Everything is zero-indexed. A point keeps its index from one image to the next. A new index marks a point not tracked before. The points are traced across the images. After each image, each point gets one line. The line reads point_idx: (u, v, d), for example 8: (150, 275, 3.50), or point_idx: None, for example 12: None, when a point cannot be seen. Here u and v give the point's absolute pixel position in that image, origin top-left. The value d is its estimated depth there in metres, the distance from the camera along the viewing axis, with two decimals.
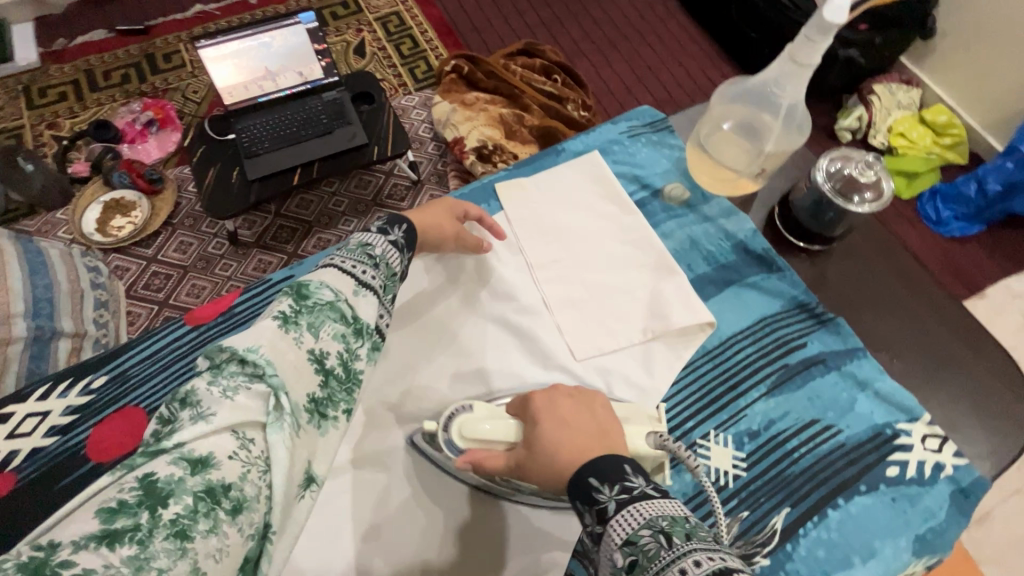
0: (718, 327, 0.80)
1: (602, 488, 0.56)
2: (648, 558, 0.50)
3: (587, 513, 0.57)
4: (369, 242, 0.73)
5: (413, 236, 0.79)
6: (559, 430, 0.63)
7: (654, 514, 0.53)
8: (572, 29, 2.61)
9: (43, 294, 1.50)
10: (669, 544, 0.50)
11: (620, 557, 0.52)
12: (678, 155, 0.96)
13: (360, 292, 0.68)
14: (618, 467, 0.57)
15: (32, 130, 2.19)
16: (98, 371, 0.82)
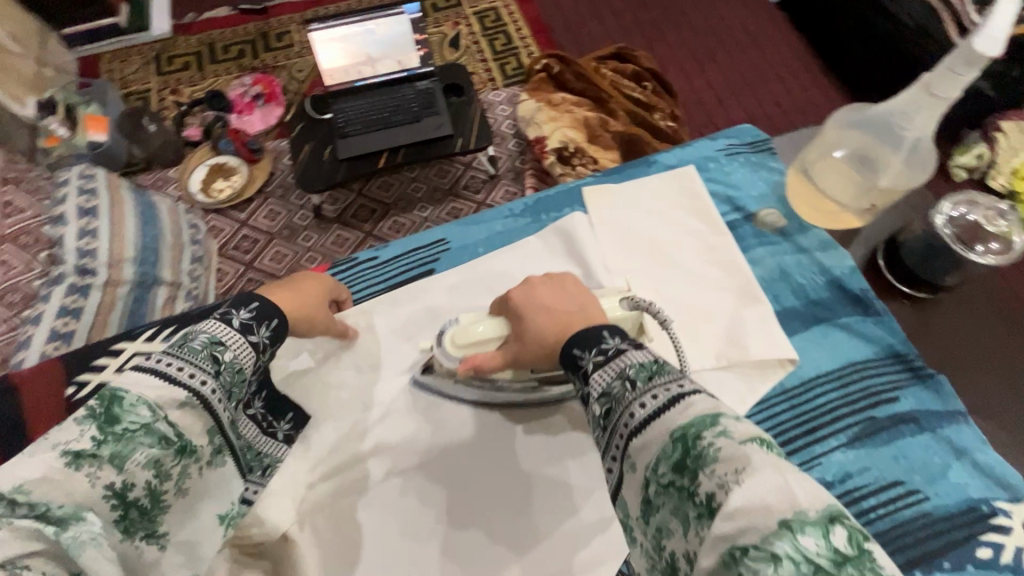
0: (800, 366, 0.75)
1: (581, 354, 0.60)
2: (616, 400, 0.54)
3: (576, 381, 0.60)
4: (220, 338, 0.62)
5: (279, 332, 0.69)
6: (541, 312, 0.68)
7: (625, 365, 0.55)
8: (669, 36, 2.54)
9: (150, 243, 1.74)
10: (633, 386, 0.54)
11: (597, 407, 0.56)
12: (778, 179, 0.89)
13: (190, 406, 0.57)
14: (596, 334, 0.60)
15: (158, 95, 2.41)
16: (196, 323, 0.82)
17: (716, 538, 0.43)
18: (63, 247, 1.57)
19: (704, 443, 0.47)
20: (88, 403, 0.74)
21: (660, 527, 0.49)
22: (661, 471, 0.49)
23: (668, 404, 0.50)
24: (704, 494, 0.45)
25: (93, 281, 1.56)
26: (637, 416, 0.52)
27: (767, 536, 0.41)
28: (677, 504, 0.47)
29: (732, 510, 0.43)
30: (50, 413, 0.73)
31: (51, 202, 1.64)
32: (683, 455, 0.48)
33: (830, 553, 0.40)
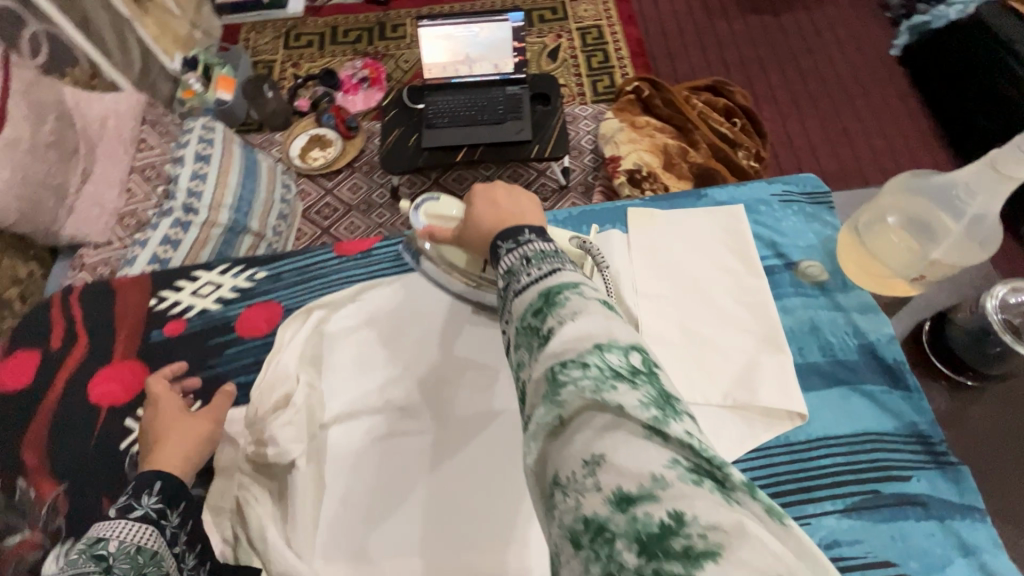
0: (809, 423, 0.73)
1: (498, 244, 0.60)
2: (511, 274, 0.55)
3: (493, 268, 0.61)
4: (99, 537, 0.61)
5: (171, 491, 0.66)
6: (485, 208, 0.69)
7: (529, 250, 0.56)
8: (771, 76, 2.47)
9: (247, 195, 1.95)
10: (527, 261, 0.55)
11: (501, 281, 0.57)
12: (830, 234, 0.86)
13: None
14: (519, 230, 0.60)
15: (281, 66, 2.68)
16: (263, 266, 0.89)
17: (546, 358, 0.45)
18: (177, 186, 1.84)
19: (562, 296, 0.49)
20: (170, 315, 0.85)
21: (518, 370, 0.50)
22: (524, 318, 0.49)
23: (544, 274, 0.52)
24: (548, 329, 0.47)
25: (194, 219, 1.80)
26: (525, 281, 0.53)
27: (583, 353, 0.43)
28: (528, 345, 0.48)
29: (566, 339, 0.45)
30: (136, 316, 0.86)
31: (176, 146, 1.91)
32: (542, 304, 0.49)
33: (629, 366, 0.42)
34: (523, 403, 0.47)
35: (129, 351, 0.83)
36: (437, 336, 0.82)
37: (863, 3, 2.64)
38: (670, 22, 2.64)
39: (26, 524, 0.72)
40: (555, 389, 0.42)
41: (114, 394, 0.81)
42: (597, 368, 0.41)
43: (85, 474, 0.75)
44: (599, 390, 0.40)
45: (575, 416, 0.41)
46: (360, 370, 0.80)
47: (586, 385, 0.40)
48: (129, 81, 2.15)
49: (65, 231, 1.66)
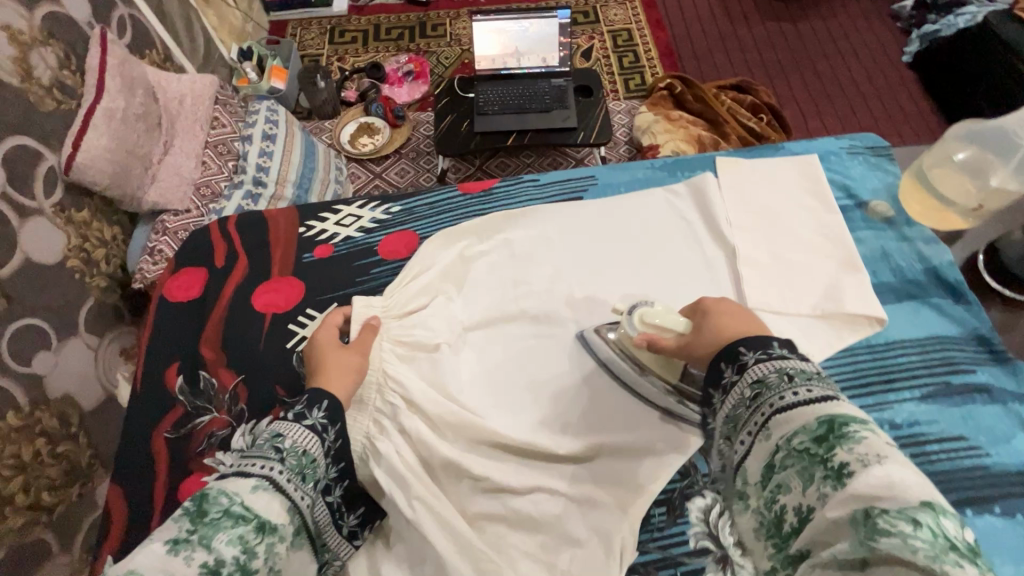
0: (887, 328, 0.86)
1: (742, 347, 0.68)
2: (769, 387, 0.63)
3: (728, 369, 0.69)
4: (280, 432, 0.68)
5: (334, 411, 0.73)
6: (721, 317, 0.74)
7: (784, 364, 0.64)
8: (792, 77, 2.65)
9: (308, 173, 2.06)
10: (789, 377, 0.62)
11: (748, 391, 0.65)
12: (891, 180, 1.04)
13: (263, 488, 0.61)
14: (763, 342, 0.69)
15: (327, 60, 2.82)
16: (398, 201, 1.03)
17: (848, 498, 0.50)
18: (246, 160, 1.93)
19: (849, 429, 0.55)
20: (318, 240, 0.97)
21: (783, 485, 0.58)
22: (797, 439, 0.57)
23: (817, 399, 0.59)
24: (837, 462, 0.53)
25: (263, 193, 1.92)
26: (785, 400, 0.60)
27: (906, 508, 0.47)
28: (802, 468, 0.56)
29: (869, 482, 0.50)
30: (288, 240, 0.97)
31: (245, 125, 2.03)
32: (824, 433, 0.56)
33: (966, 540, 0.45)
34: (798, 531, 0.55)
35: (285, 270, 0.94)
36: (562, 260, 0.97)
37: (875, 13, 2.84)
38: (696, 27, 2.82)
39: (213, 407, 0.82)
40: (867, 528, 0.47)
41: (274, 304, 0.91)
42: (931, 531, 0.45)
43: (258, 369, 0.85)
44: (927, 555, 0.44)
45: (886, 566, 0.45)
46: (501, 287, 0.96)
47: (920, 549, 0.44)
48: (194, 66, 2.27)
49: (148, 198, 1.75)
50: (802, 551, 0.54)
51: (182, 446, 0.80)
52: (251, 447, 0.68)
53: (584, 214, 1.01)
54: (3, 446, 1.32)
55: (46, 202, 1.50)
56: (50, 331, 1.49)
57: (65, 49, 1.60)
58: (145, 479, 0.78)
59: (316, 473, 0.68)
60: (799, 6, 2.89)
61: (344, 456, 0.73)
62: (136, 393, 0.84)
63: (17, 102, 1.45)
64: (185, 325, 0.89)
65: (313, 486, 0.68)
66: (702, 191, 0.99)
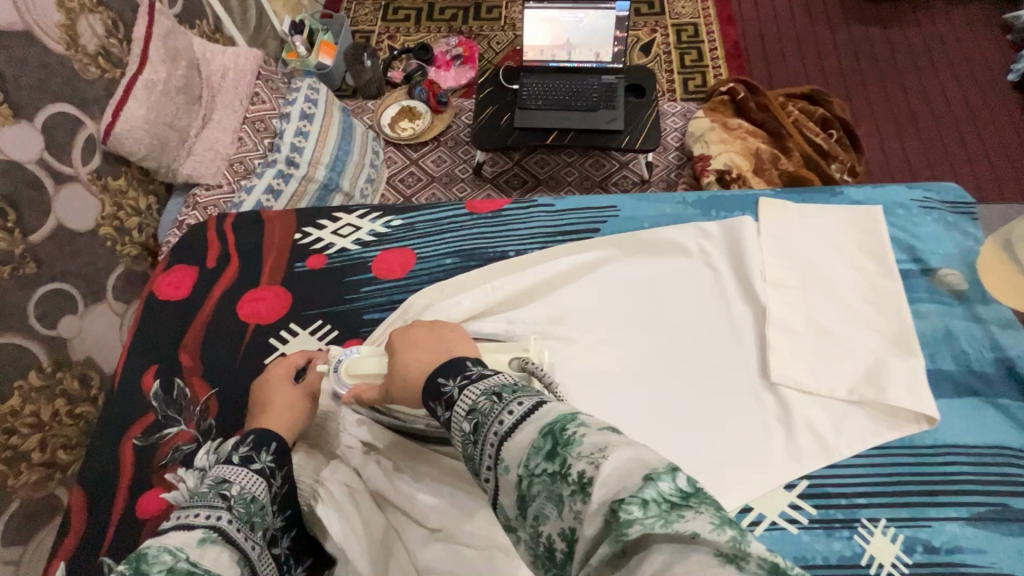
0: (937, 428, 0.77)
1: (441, 380, 0.62)
2: (485, 415, 0.56)
3: (437, 408, 0.61)
4: (225, 478, 0.68)
5: (281, 453, 0.75)
6: (410, 353, 0.69)
7: (491, 384, 0.59)
8: (873, 90, 2.38)
9: (342, 156, 2.00)
10: (500, 399, 0.56)
11: (466, 425, 0.57)
12: (971, 245, 0.91)
13: (209, 541, 0.60)
14: (460, 363, 0.64)
15: (378, 37, 2.76)
16: (399, 214, 1.03)
17: (597, 505, 0.45)
18: (282, 140, 1.88)
19: (569, 432, 0.50)
20: (312, 250, 1.00)
21: (538, 514, 0.50)
22: (533, 463, 0.50)
23: (533, 410, 0.54)
24: (576, 472, 0.48)
25: (295, 173, 1.86)
26: (505, 426, 0.54)
27: (636, 490, 0.44)
28: (550, 492, 0.49)
29: (605, 479, 0.46)
30: (282, 250, 1.00)
31: (284, 102, 1.97)
32: (552, 446, 0.50)
33: (679, 490, 0.45)
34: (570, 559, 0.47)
35: (274, 280, 0.97)
36: (586, 300, 0.91)
37: (982, 21, 2.51)
38: (771, 26, 2.57)
39: (182, 419, 0.86)
40: (617, 531, 0.42)
41: (260, 314, 0.95)
42: (656, 503, 0.42)
43: (232, 383, 0.88)
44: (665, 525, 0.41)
45: (645, 557, 0.41)
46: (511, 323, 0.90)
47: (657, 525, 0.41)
48: (244, 38, 2.25)
49: (182, 170, 1.74)
50: None
51: (147, 455, 0.84)
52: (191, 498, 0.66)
53: (614, 252, 0.95)
54: (23, 405, 1.36)
55: (82, 169, 1.51)
56: (77, 297, 1.51)
57: (113, 17, 1.61)
58: (109, 486, 0.82)
59: (265, 519, 0.68)
60: (893, 8, 2.58)
61: (291, 504, 0.76)
62: (113, 395, 0.89)
63: (61, 69, 1.45)
64: (167, 331, 0.94)
65: (262, 534, 0.67)
66: (741, 240, 0.92)
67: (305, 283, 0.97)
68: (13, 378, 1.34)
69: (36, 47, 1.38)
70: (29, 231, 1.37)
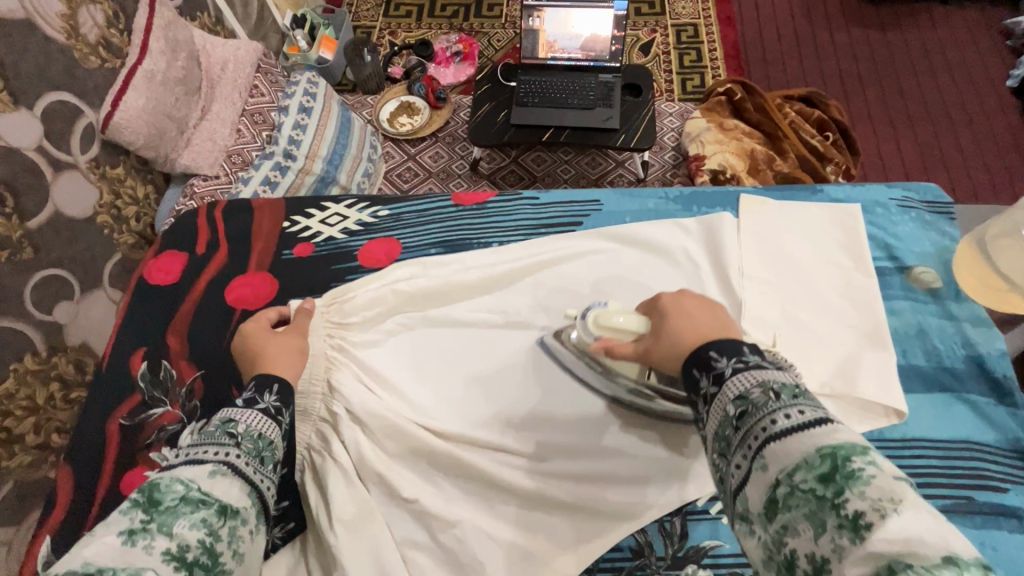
0: (905, 423, 0.78)
1: (712, 352, 0.60)
2: (755, 406, 0.54)
3: (702, 378, 0.60)
4: (231, 417, 0.68)
5: (285, 395, 0.75)
6: (681, 319, 0.67)
7: (768, 378, 0.55)
8: (870, 93, 2.39)
9: (340, 150, 2.01)
10: (777, 396, 0.54)
11: (731, 408, 0.55)
12: (947, 243, 0.94)
13: (220, 473, 0.61)
14: (735, 346, 0.61)
15: (379, 33, 2.78)
16: (386, 206, 1.08)
17: (868, 553, 0.43)
18: (279, 132, 1.89)
19: (854, 466, 0.47)
20: (299, 238, 1.03)
21: (787, 527, 0.48)
22: (802, 476, 0.48)
23: (815, 423, 0.51)
24: (852, 509, 0.45)
25: (292, 165, 1.87)
26: (778, 425, 0.52)
27: (932, 567, 0.41)
28: (813, 513, 0.47)
29: (890, 534, 0.43)
30: (270, 237, 1.03)
31: (283, 95, 1.99)
32: (831, 470, 0.48)
33: None
34: None
35: (261, 266, 1.00)
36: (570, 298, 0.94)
37: (981, 26, 2.51)
38: (770, 28, 2.58)
39: (167, 400, 0.87)
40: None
41: (247, 298, 0.97)
42: None
43: (217, 366, 0.90)
44: None
45: None
46: (490, 312, 0.96)
47: None
48: (245, 32, 2.26)
49: (181, 160, 1.76)
50: None
51: (133, 434, 0.86)
52: (202, 433, 0.67)
53: (595, 245, 0.98)
54: (18, 388, 1.38)
55: (81, 157, 1.53)
56: (74, 282, 1.53)
57: (115, 8, 1.62)
58: (94, 465, 0.84)
59: (275, 454, 0.68)
60: (893, 12, 2.59)
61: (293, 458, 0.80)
62: (100, 378, 0.91)
63: (62, 57, 1.47)
64: (155, 315, 0.96)
65: (273, 468, 0.68)
66: (718, 233, 0.94)
67: (293, 269, 1.00)
68: (9, 361, 1.36)
69: (37, 36, 1.39)
70: (27, 216, 1.39)
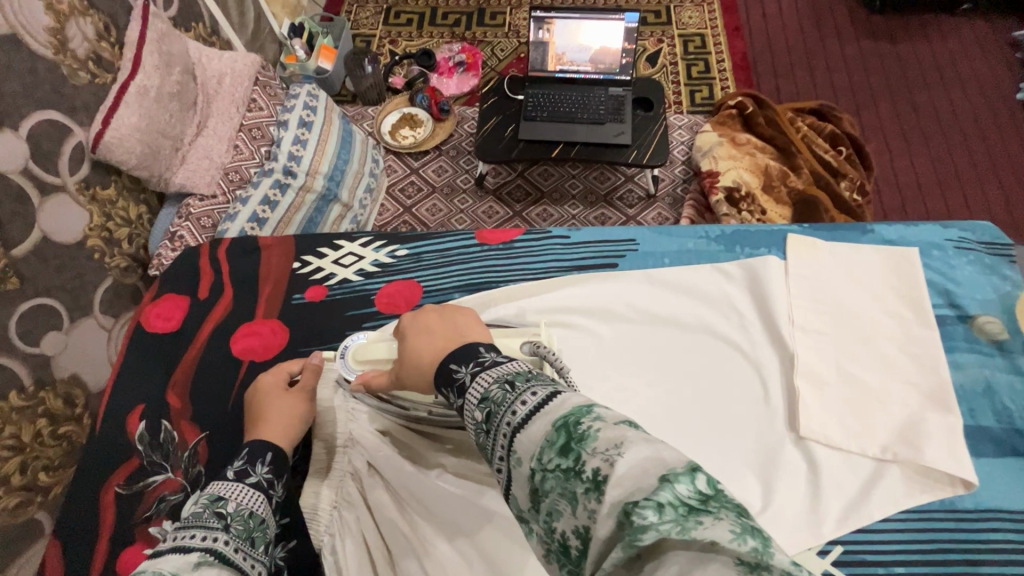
0: (977, 491, 0.75)
1: (452, 366, 0.61)
2: (497, 405, 0.54)
3: (450, 394, 0.61)
4: (220, 495, 0.64)
5: (279, 464, 0.73)
6: (419, 339, 0.68)
7: (503, 371, 0.57)
8: (882, 106, 2.35)
9: (341, 166, 1.93)
10: (512, 388, 0.54)
11: (477, 413, 0.55)
12: (1009, 289, 0.90)
13: (206, 564, 0.54)
14: (472, 350, 0.62)
15: (379, 42, 2.71)
16: (405, 245, 1.01)
17: (606, 506, 0.43)
18: (279, 148, 1.79)
19: (583, 426, 0.47)
20: (312, 281, 0.97)
21: (551, 512, 0.47)
22: (545, 456, 0.48)
23: (548, 399, 0.51)
24: (591, 470, 0.45)
25: (292, 183, 1.78)
26: (518, 414, 0.52)
27: (650, 493, 0.41)
28: (563, 488, 0.46)
29: (619, 478, 0.43)
30: (280, 280, 0.98)
31: (282, 109, 1.89)
32: (566, 439, 0.47)
33: (699, 494, 0.41)
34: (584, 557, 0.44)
35: (270, 313, 0.94)
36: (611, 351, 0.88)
37: (990, 38, 2.48)
38: (780, 38, 2.54)
39: (169, 466, 0.82)
40: (629, 535, 0.40)
41: (259, 346, 0.91)
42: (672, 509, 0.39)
43: (221, 426, 0.84)
44: (680, 531, 0.38)
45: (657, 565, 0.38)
46: None
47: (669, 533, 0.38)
48: (242, 42, 2.18)
49: (175, 179, 1.67)
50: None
51: (129, 505, 0.80)
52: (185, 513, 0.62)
53: (636, 288, 0.93)
54: (3, 427, 1.30)
55: (70, 179, 1.45)
56: (63, 312, 1.44)
57: (106, 21, 1.54)
58: (88, 537, 0.78)
59: (266, 534, 0.64)
60: (903, 23, 2.55)
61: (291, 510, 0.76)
62: (94, 438, 0.84)
63: (49, 74, 1.38)
64: (152, 368, 0.89)
65: (263, 551, 0.62)
66: (766, 280, 0.91)
67: (308, 315, 0.94)
68: None
69: (22, 52, 1.31)
70: (11, 244, 1.30)
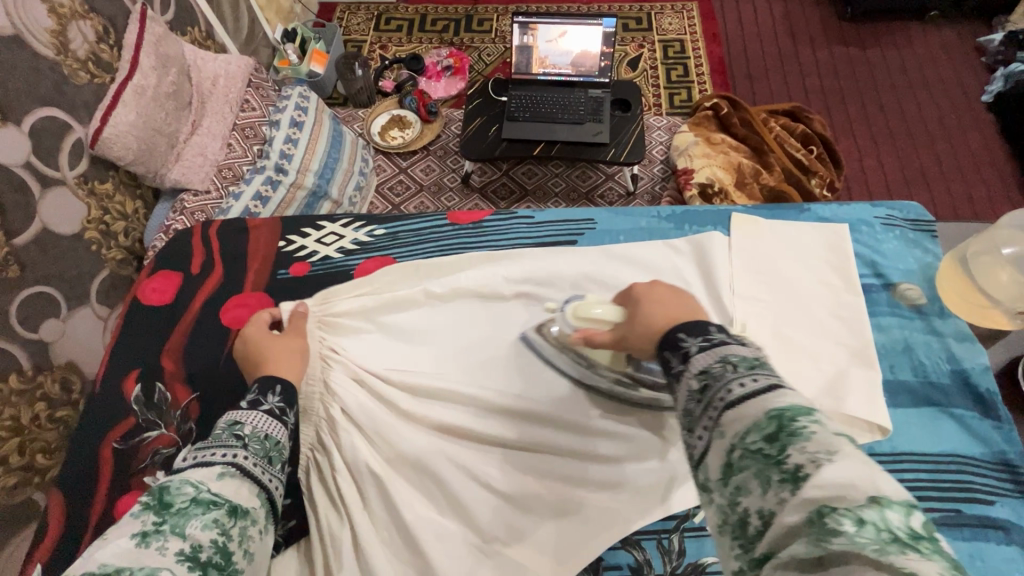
0: (890, 437, 0.84)
1: (681, 336, 0.62)
2: (717, 378, 0.56)
3: (671, 359, 0.62)
4: (238, 421, 0.70)
5: (288, 396, 0.78)
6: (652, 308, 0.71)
7: (729, 352, 0.58)
8: (851, 107, 2.46)
9: (332, 163, 2.00)
10: (736, 368, 0.55)
11: (695, 383, 0.57)
12: (930, 261, 1.02)
13: (229, 475, 0.62)
14: (704, 327, 0.63)
15: (370, 47, 2.80)
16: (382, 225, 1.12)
17: (802, 502, 0.45)
18: (270, 146, 1.87)
19: (799, 424, 0.49)
20: (294, 258, 1.05)
21: (740, 487, 0.51)
22: (751, 437, 0.50)
23: (768, 388, 0.53)
24: (793, 464, 0.48)
25: (284, 180, 1.86)
26: (735, 393, 0.54)
27: (856, 505, 0.43)
28: (758, 471, 0.49)
29: (823, 482, 0.45)
30: (267, 257, 1.06)
31: (274, 110, 1.97)
32: (776, 429, 0.50)
33: (910, 529, 0.42)
34: (761, 536, 0.48)
35: (258, 286, 1.02)
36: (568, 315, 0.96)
37: (957, 44, 2.60)
38: (755, 43, 2.65)
39: (162, 423, 0.88)
40: (821, 532, 0.42)
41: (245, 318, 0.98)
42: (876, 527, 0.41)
43: (210, 387, 0.91)
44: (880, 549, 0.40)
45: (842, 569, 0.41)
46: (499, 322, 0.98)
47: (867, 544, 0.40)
48: (235, 46, 2.25)
49: (170, 175, 1.74)
50: (762, 559, 0.47)
51: (127, 459, 0.86)
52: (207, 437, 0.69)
53: (590, 261, 1.03)
54: (3, 408, 1.35)
55: (69, 173, 1.51)
56: (60, 300, 1.50)
57: (104, 24, 1.61)
58: (87, 488, 0.85)
59: (282, 454, 0.70)
60: (872, 28, 2.67)
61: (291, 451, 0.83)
62: (94, 402, 0.91)
63: (52, 74, 1.46)
64: (148, 336, 0.97)
65: (280, 468, 0.69)
66: (710, 252, 1.00)
67: (291, 288, 1.02)
68: None
69: (25, 52, 1.38)
70: (13, 233, 1.37)
